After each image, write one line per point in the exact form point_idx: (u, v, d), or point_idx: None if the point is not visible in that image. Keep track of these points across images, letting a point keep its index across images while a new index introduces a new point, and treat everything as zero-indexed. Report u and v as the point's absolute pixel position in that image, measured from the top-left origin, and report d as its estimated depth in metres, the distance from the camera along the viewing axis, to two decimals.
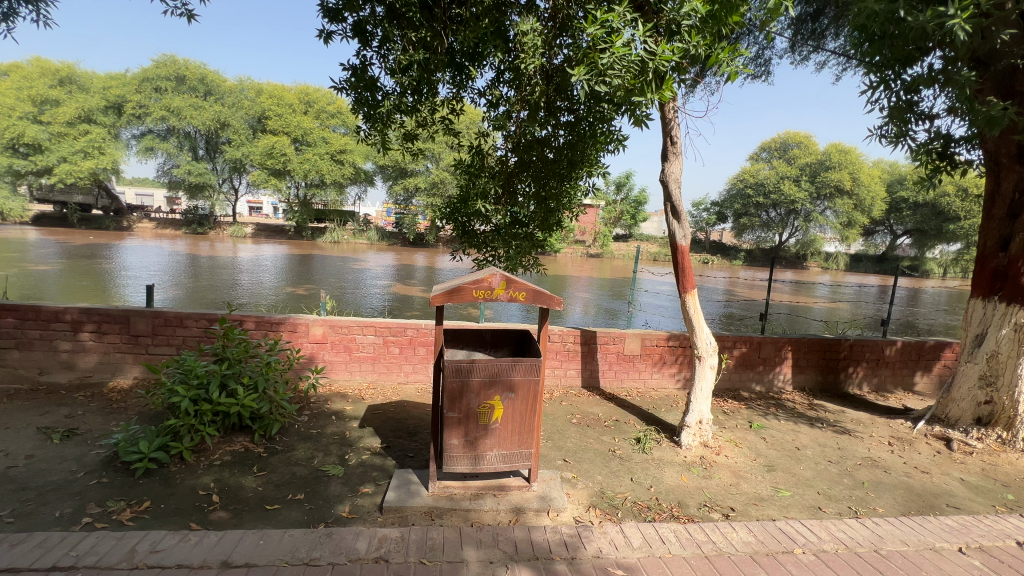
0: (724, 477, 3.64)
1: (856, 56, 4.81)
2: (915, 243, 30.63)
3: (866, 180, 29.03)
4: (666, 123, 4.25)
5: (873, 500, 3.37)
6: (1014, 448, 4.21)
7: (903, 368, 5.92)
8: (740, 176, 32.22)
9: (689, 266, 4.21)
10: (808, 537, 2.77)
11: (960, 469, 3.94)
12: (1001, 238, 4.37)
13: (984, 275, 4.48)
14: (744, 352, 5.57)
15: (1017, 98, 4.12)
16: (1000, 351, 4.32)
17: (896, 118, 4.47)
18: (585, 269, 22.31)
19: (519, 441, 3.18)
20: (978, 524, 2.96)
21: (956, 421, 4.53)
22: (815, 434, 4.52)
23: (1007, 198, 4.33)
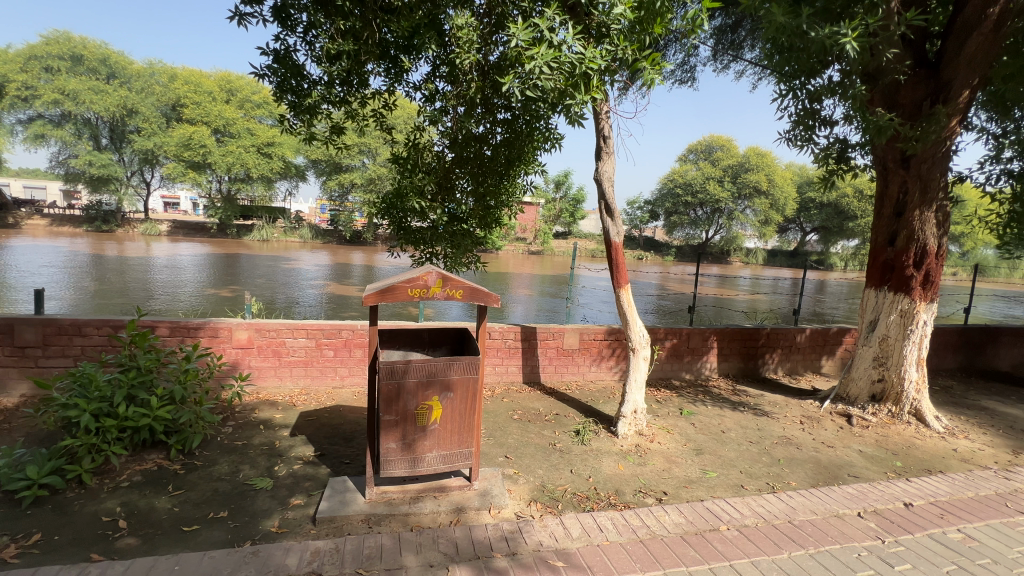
0: (658, 463, 3.82)
1: (768, 67, 5.20)
2: (822, 239, 33.84)
3: (779, 181, 31.67)
4: (599, 124, 4.35)
5: (789, 475, 3.67)
6: (901, 420, 4.77)
7: (812, 353, 6.51)
8: (670, 176, 33.98)
9: (621, 262, 4.35)
10: (732, 515, 2.95)
11: (859, 441, 4.40)
12: (888, 234, 4.87)
13: (876, 267, 4.97)
14: (674, 343, 5.87)
15: (901, 110, 4.53)
16: (890, 335, 4.86)
17: (802, 123, 4.89)
18: (527, 266, 22.59)
19: (458, 441, 3.15)
20: (873, 490, 3.30)
21: (855, 399, 5.04)
22: (738, 417, 4.86)
23: (893, 199, 4.80)
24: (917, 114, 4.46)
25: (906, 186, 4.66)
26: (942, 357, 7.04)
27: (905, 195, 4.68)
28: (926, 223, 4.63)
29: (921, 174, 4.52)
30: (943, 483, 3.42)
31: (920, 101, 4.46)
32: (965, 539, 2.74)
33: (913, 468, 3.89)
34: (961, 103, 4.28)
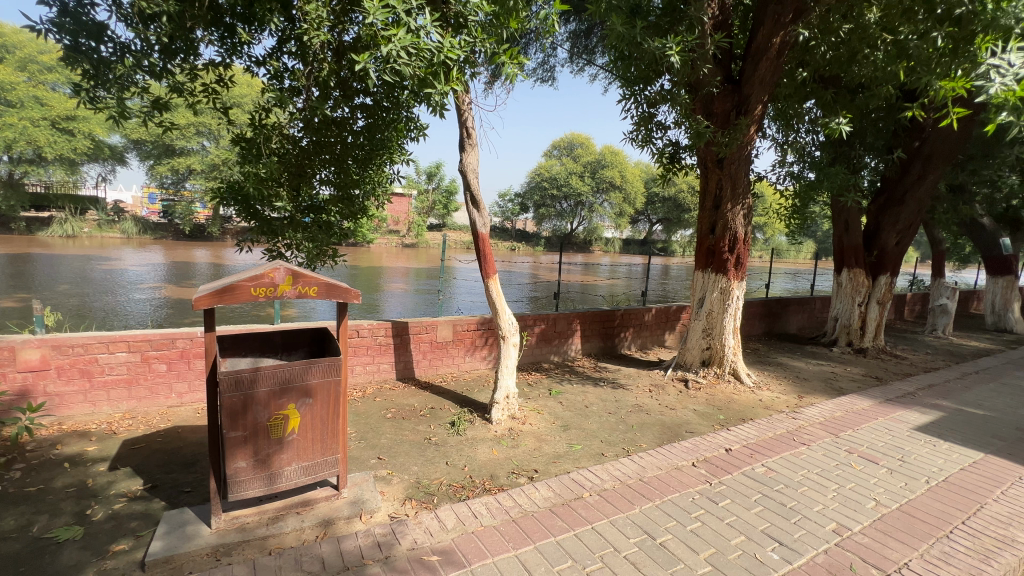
0: (530, 443, 4.01)
1: (615, 72, 5.71)
2: (666, 229, 38.78)
3: (630, 177, 35.41)
4: (461, 114, 4.34)
5: (641, 438, 4.14)
6: (724, 380, 5.69)
7: (657, 329, 7.40)
8: (537, 171, 35.84)
9: (489, 252, 4.43)
10: (594, 482, 3.22)
11: (694, 401, 5.14)
12: (710, 224, 5.72)
13: (702, 252, 5.80)
14: (543, 328, 6.20)
15: (716, 118, 5.30)
16: (714, 309, 5.75)
17: (643, 125, 5.48)
18: (401, 259, 21.96)
19: (321, 449, 2.92)
20: (703, 441, 3.88)
21: (691, 365, 5.87)
22: (599, 391, 5.33)
23: (712, 194, 5.62)
24: (726, 122, 5.23)
25: (722, 183, 5.47)
26: (751, 325, 8.59)
27: (721, 191, 5.50)
28: (737, 215, 5.53)
29: (732, 173, 5.36)
30: (752, 428, 4.18)
31: (729, 111, 5.22)
32: (767, 470, 3.37)
33: (732, 419, 4.68)
34: (757, 115, 5.15)
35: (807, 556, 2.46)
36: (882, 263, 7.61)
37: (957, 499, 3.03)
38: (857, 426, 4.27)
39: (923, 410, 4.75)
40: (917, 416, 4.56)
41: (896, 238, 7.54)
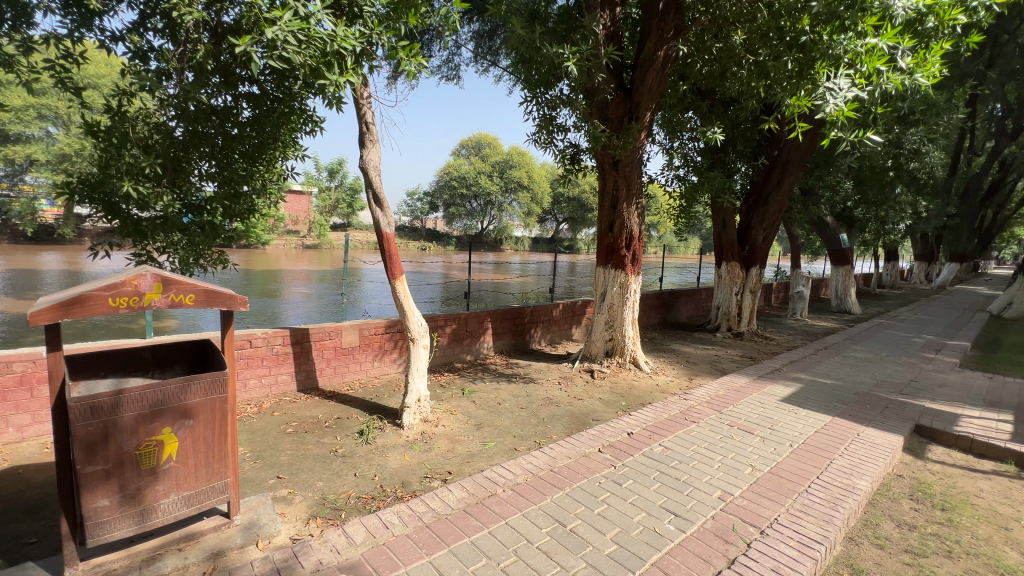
0: (443, 445, 3.95)
1: (518, 74, 5.82)
2: (571, 227, 40.68)
3: (537, 178, 36.54)
4: (359, 109, 4.14)
5: (551, 430, 4.28)
6: (625, 368, 6.09)
7: (565, 323, 7.71)
8: (446, 169, 35.68)
9: (394, 253, 4.29)
10: (506, 478, 3.26)
11: (600, 390, 5.43)
12: (608, 222, 6.06)
13: (603, 249, 6.14)
14: (454, 328, 6.15)
15: (611, 123, 5.62)
16: (615, 302, 6.12)
17: (545, 127, 5.66)
18: (301, 261, 20.53)
19: (206, 475, 2.62)
20: (608, 428, 4.12)
21: (596, 356, 6.19)
22: (511, 388, 5.42)
23: (610, 195, 5.96)
24: (620, 127, 5.57)
25: (617, 184, 5.83)
26: (648, 316, 9.30)
27: (617, 191, 5.86)
28: (632, 214, 5.93)
29: (626, 175, 5.73)
30: (650, 412, 4.51)
31: (622, 117, 5.57)
32: (663, 449, 3.67)
33: (633, 404, 5.02)
34: (647, 121, 5.55)
35: (698, 523, 2.71)
36: (753, 257, 8.60)
37: (813, 458, 3.54)
38: (736, 402, 4.81)
39: (787, 383, 5.47)
40: (783, 389, 5.24)
41: (763, 234, 8.55)
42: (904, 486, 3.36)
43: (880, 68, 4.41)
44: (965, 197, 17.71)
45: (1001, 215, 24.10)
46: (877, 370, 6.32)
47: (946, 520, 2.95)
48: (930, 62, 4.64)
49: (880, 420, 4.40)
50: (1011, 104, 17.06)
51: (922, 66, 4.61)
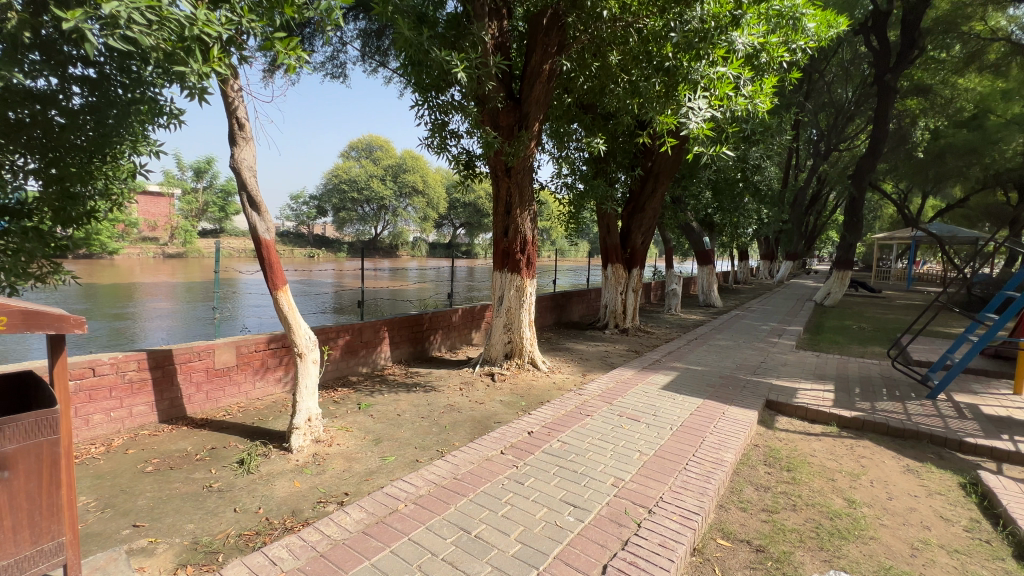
0: (338, 465, 3.69)
1: (407, 76, 5.71)
2: (469, 233, 41.00)
3: (433, 183, 36.22)
4: (228, 102, 3.71)
5: (453, 437, 4.23)
6: (525, 368, 6.26)
7: (465, 328, 7.71)
8: (334, 172, 34.18)
9: (276, 261, 3.92)
10: (408, 492, 3.15)
11: (500, 393, 5.50)
12: (503, 227, 6.18)
13: (499, 254, 6.26)
14: (347, 340, 5.80)
15: (502, 131, 5.76)
16: (512, 305, 6.26)
17: (437, 132, 5.62)
18: (162, 272, 17.97)
19: (31, 537, 2.14)
20: (509, 429, 4.19)
21: (496, 359, 6.28)
22: (411, 397, 5.26)
23: (503, 201, 6.08)
24: (511, 135, 5.73)
25: (510, 190, 5.98)
26: (544, 317, 9.68)
27: (510, 197, 6.01)
28: (525, 219, 6.12)
29: (518, 182, 5.91)
30: (549, 409, 4.68)
31: (512, 125, 5.73)
32: (562, 444, 3.82)
33: (533, 404, 5.16)
34: (535, 131, 5.79)
35: (595, 511, 2.86)
36: (634, 258, 9.36)
37: (689, 438, 3.95)
38: (625, 393, 5.20)
39: (667, 373, 6.06)
40: (663, 378, 5.79)
41: (641, 238, 9.37)
42: (759, 454, 3.90)
43: (729, 93, 5.12)
44: (794, 206, 21.26)
45: (820, 221, 29.35)
46: (736, 355, 7.28)
47: (791, 478, 3.48)
48: (765, 91, 5.48)
49: (741, 398, 5.07)
50: (823, 130, 20.89)
51: (760, 93, 5.43)
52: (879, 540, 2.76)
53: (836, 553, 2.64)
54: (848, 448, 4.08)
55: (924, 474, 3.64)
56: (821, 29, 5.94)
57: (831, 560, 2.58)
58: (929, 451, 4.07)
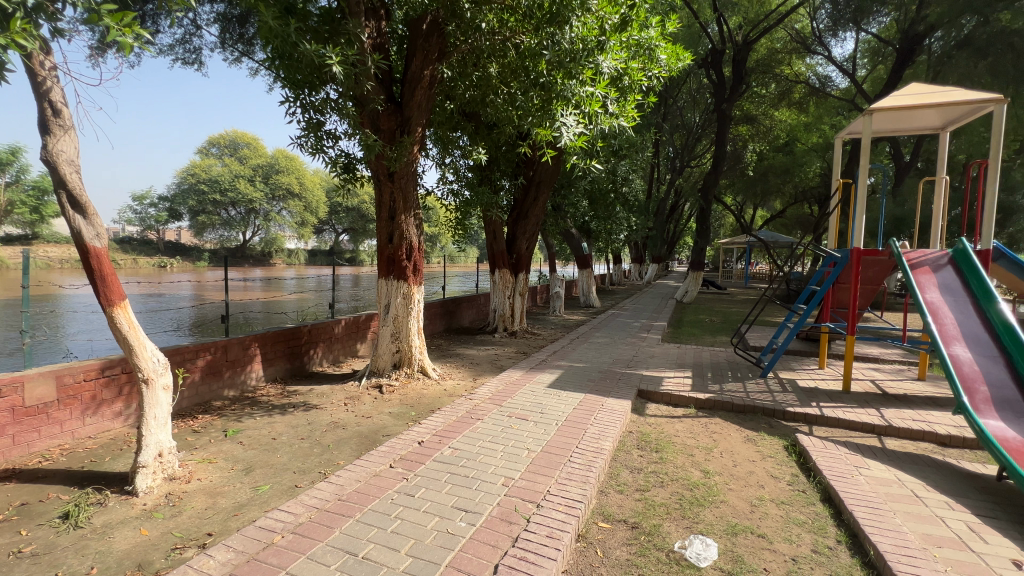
0: (198, 503, 3.24)
1: (274, 68, 5.25)
2: (352, 239, 38.99)
3: (310, 185, 33.76)
4: (37, 82, 3.05)
5: (338, 455, 3.96)
6: (414, 377, 6.11)
7: (349, 340, 7.29)
8: (190, 170, 30.14)
9: (110, 274, 3.31)
10: (285, 521, 2.87)
11: (389, 405, 5.29)
12: (388, 233, 5.96)
13: (383, 261, 6.04)
14: (209, 359, 5.13)
15: (383, 133, 5.57)
16: (399, 313, 6.09)
17: (311, 132, 5.24)
18: None
19: None
20: (399, 441, 4.04)
21: (383, 370, 6.05)
22: (288, 418, 4.81)
23: (386, 206, 5.86)
24: (393, 139, 5.59)
25: (394, 196, 5.80)
26: (433, 324, 9.56)
27: (394, 203, 5.83)
28: (411, 226, 5.99)
29: (402, 187, 5.76)
30: (439, 417, 4.63)
31: (394, 129, 5.59)
32: (453, 451, 3.80)
33: (423, 412, 5.05)
34: (418, 136, 5.72)
35: (486, 513, 2.90)
36: (520, 263, 9.69)
37: (572, 431, 4.21)
38: (513, 394, 5.35)
39: (553, 371, 6.37)
40: (549, 377, 6.07)
41: (526, 244, 9.75)
42: (633, 439, 4.30)
43: (597, 110, 5.62)
44: (657, 214, 23.88)
45: (678, 228, 33.35)
46: (612, 351, 7.92)
47: (659, 458, 3.89)
48: (628, 110, 6.10)
49: (617, 390, 5.54)
50: (677, 149, 23.83)
51: (623, 111, 6.03)
52: (727, 502, 3.21)
53: (696, 518, 3.01)
54: (703, 426, 4.68)
55: (759, 441, 4.32)
56: (671, 61, 6.79)
57: (691, 525, 2.93)
58: (762, 421, 4.85)
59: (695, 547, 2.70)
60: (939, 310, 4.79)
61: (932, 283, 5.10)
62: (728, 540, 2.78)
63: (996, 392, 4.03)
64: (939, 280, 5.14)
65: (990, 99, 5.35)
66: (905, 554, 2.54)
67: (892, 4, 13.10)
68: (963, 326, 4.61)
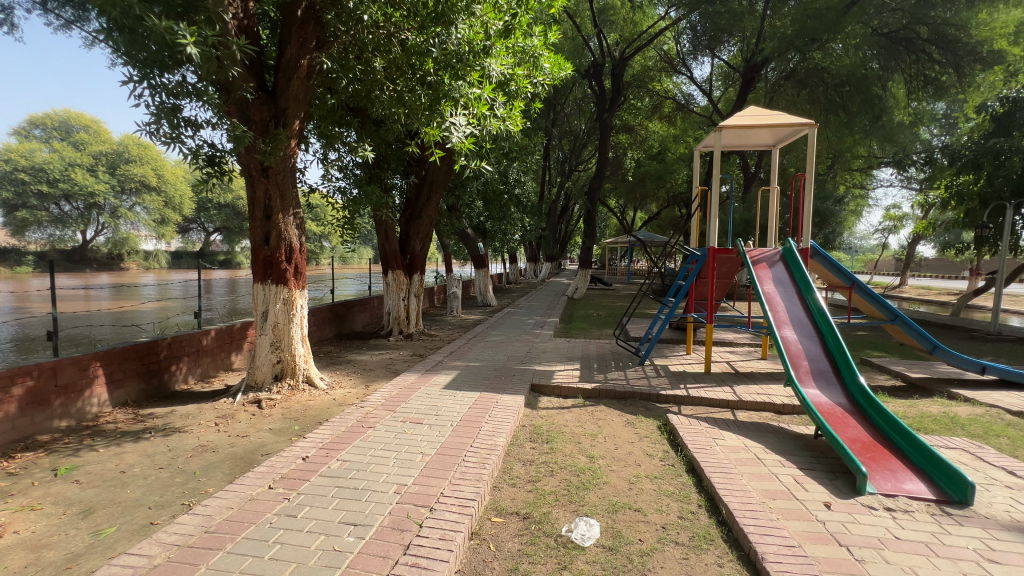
0: (15, 561, 2.66)
1: (112, 42, 4.48)
2: (226, 239, 35.03)
3: (171, 178, 29.62)
4: None
5: (205, 482, 3.53)
6: (299, 389, 5.67)
7: (221, 352, 6.53)
8: (3, 155, 24.68)
9: None
10: (135, 566, 2.47)
11: (269, 420, 4.84)
12: (263, 234, 5.45)
13: (258, 264, 5.52)
14: (31, 385, 4.26)
15: (254, 125, 5.08)
16: (279, 321, 5.61)
17: (164, 119, 4.58)
18: None
19: None
20: (279, 459, 3.71)
21: (262, 383, 5.53)
22: (142, 446, 4.17)
23: (261, 204, 5.35)
24: (266, 132, 5.12)
25: (269, 193, 5.31)
26: (322, 330, 8.96)
27: (270, 201, 5.34)
28: (290, 226, 5.54)
29: (278, 184, 5.31)
30: (326, 429, 4.35)
31: (267, 121, 5.14)
32: (341, 463, 3.60)
33: (309, 425, 4.71)
34: (296, 130, 5.33)
35: (376, 524, 2.80)
36: (414, 264, 9.47)
37: (467, 431, 4.23)
38: (408, 398, 5.23)
39: (448, 372, 6.35)
40: (444, 378, 6.05)
41: (420, 244, 9.58)
42: (526, 433, 4.45)
43: (484, 112, 5.74)
44: (549, 215, 24.99)
45: (569, 229, 35.25)
46: (508, 348, 8.13)
47: (549, 448, 4.08)
48: (515, 114, 6.31)
49: (511, 386, 5.70)
50: (566, 153, 25.18)
51: (510, 115, 6.24)
52: (609, 483, 3.49)
53: (581, 502, 3.22)
54: (589, 414, 5.01)
55: (637, 424, 4.74)
56: (555, 70, 7.14)
57: (577, 509, 3.13)
58: (640, 405, 5.32)
59: (579, 529, 2.89)
60: (773, 300, 5.70)
61: (769, 277, 6.06)
62: (609, 519, 3.02)
63: (814, 365, 4.90)
64: (773, 275, 6.13)
65: (805, 122, 6.33)
66: (749, 509, 2.97)
67: (737, 36, 15.18)
68: (790, 312, 5.55)
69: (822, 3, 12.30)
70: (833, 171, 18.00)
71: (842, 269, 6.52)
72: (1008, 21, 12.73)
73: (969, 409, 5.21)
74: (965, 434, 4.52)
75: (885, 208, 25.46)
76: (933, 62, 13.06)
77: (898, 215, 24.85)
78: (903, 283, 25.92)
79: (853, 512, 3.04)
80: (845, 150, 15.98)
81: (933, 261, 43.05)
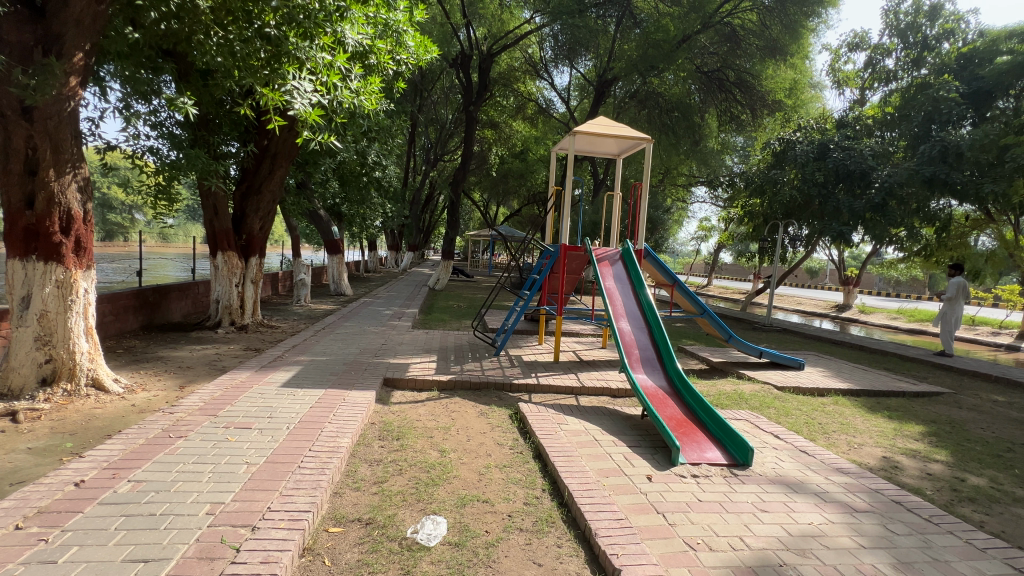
0: None
1: None
2: None
3: None
4: None
5: None
6: (80, 395, 4.48)
7: None
8: None
9: None
10: None
11: (28, 438, 3.71)
12: (25, 195, 4.19)
13: (16, 234, 4.23)
14: None
15: (4, 48, 3.93)
16: (49, 309, 4.36)
17: None
18: None
19: None
20: (41, 486, 2.88)
21: (21, 391, 4.29)
22: None
23: (21, 153, 4.08)
24: (28, 59, 3.99)
25: (34, 141, 4.08)
26: (122, 320, 7.30)
27: (35, 152, 4.10)
28: (68, 187, 4.34)
29: (48, 131, 4.10)
30: (116, 443, 3.51)
31: (30, 45, 4.01)
32: (134, 484, 2.93)
33: (90, 440, 3.72)
34: (78, 65, 4.22)
35: (177, 556, 2.32)
36: (251, 246, 8.34)
37: (306, 433, 3.81)
38: (235, 400, 4.51)
39: (288, 368, 5.70)
40: (283, 375, 5.40)
41: (259, 224, 8.46)
42: (375, 431, 4.17)
43: (336, 82, 5.30)
44: (413, 203, 24.35)
45: (433, 219, 34.79)
46: (361, 340, 7.64)
47: (399, 445, 3.90)
48: (373, 89, 5.94)
49: (361, 381, 5.35)
50: (431, 141, 24.76)
51: (367, 89, 5.81)
52: (458, 476, 3.45)
53: (430, 499, 3.12)
54: (443, 406, 4.96)
55: (489, 414, 4.82)
56: (419, 51, 6.89)
57: (425, 507, 3.03)
58: (493, 395, 5.42)
59: (425, 528, 2.79)
60: (613, 294, 6.32)
61: (610, 274, 6.70)
62: (456, 514, 2.97)
63: (642, 353, 5.55)
64: (614, 271, 6.79)
65: (642, 135, 6.97)
66: (586, 490, 3.17)
67: (593, 52, 16.56)
68: (626, 305, 6.20)
69: (659, 35, 13.92)
70: (663, 185, 20.83)
71: (667, 269, 7.47)
72: (785, 78, 16.11)
73: (751, 386, 6.44)
74: (747, 407, 5.56)
75: (699, 220, 30.37)
76: (737, 103, 15.80)
77: (708, 227, 29.92)
78: (709, 284, 31.33)
79: (668, 482, 3.47)
80: (672, 167, 18.60)
81: (730, 266, 53.00)
